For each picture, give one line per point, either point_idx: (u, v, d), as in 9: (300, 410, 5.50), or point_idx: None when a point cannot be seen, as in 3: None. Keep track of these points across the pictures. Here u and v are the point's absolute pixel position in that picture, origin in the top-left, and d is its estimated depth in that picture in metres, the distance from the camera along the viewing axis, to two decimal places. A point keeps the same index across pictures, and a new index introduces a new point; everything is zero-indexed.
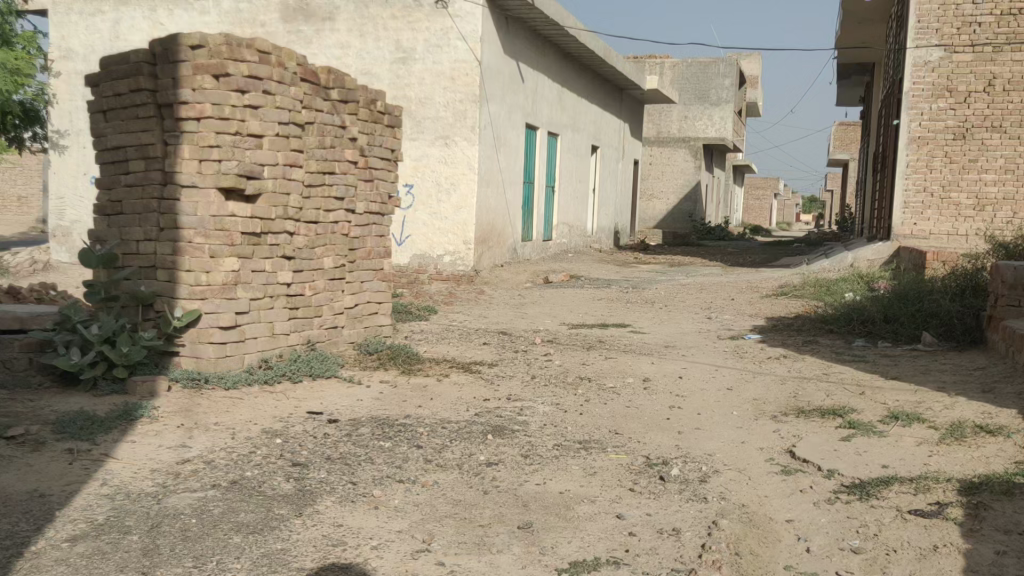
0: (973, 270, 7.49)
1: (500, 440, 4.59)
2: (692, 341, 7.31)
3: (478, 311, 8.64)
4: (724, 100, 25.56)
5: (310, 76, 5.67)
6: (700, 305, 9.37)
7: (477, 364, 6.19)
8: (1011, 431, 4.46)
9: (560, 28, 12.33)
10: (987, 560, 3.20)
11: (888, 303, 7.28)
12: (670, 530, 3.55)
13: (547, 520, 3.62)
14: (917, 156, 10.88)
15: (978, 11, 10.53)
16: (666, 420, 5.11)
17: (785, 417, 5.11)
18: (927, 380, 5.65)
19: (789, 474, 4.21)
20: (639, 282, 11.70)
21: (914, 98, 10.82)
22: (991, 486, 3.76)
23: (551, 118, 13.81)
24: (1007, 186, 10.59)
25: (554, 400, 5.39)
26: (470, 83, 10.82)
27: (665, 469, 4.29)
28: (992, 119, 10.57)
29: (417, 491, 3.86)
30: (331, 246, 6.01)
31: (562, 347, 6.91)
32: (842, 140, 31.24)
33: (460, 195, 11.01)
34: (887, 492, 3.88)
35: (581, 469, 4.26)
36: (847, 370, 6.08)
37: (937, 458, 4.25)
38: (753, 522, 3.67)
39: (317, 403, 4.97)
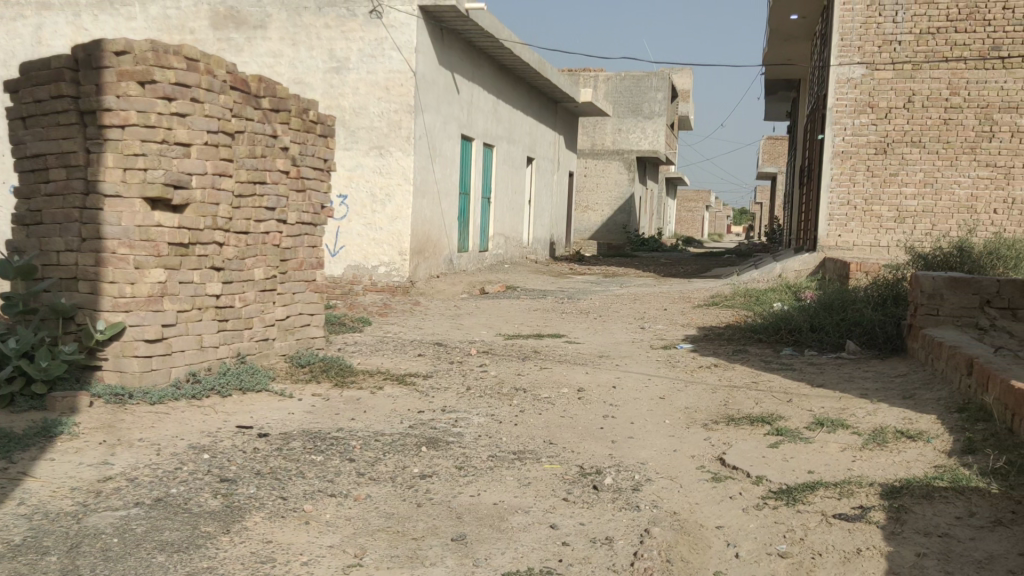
0: (894, 280, 7.75)
1: (435, 452, 4.57)
2: (625, 351, 7.38)
3: (413, 322, 8.60)
4: (658, 112, 25.64)
5: (240, 84, 5.57)
6: (633, 315, 9.49)
7: (412, 375, 6.14)
8: (930, 435, 4.62)
9: (494, 39, 12.38)
10: (908, 562, 3.30)
11: (814, 313, 7.48)
12: (603, 539, 3.58)
13: (482, 531, 3.61)
14: (841, 170, 11.23)
15: (898, 30, 10.92)
16: (600, 430, 5.15)
17: (715, 425, 5.21)
18: (850, 388, 5.82)
19: (718, 481, 4.29)
20: (574, 292, 11.78)
21: (837, 114, 11.19)
22: (911, 490, 3.89)
23: (486, 128, 13.84)
24: (926, 200, 10.97)
25: (489, 411, 5.39)
26: (405, 93, 10.78)
27: (599, 478, 4.33)
28: (912, 134, 10.96)
29: (349, 505, 3.81)
30: (262, 257, 5.90)
31: (497, 357, 6.93)
32: (771, 154, 32.03)
33: (395, 205, 10.95)
34: (812, 496, 3.98)
35: (516, 480, 4.27)
36: (775, 378, 6.21)
37: (860, 462, 4.38)
38: (684, 529, 3.72)
39: (247, 417, 4.87)
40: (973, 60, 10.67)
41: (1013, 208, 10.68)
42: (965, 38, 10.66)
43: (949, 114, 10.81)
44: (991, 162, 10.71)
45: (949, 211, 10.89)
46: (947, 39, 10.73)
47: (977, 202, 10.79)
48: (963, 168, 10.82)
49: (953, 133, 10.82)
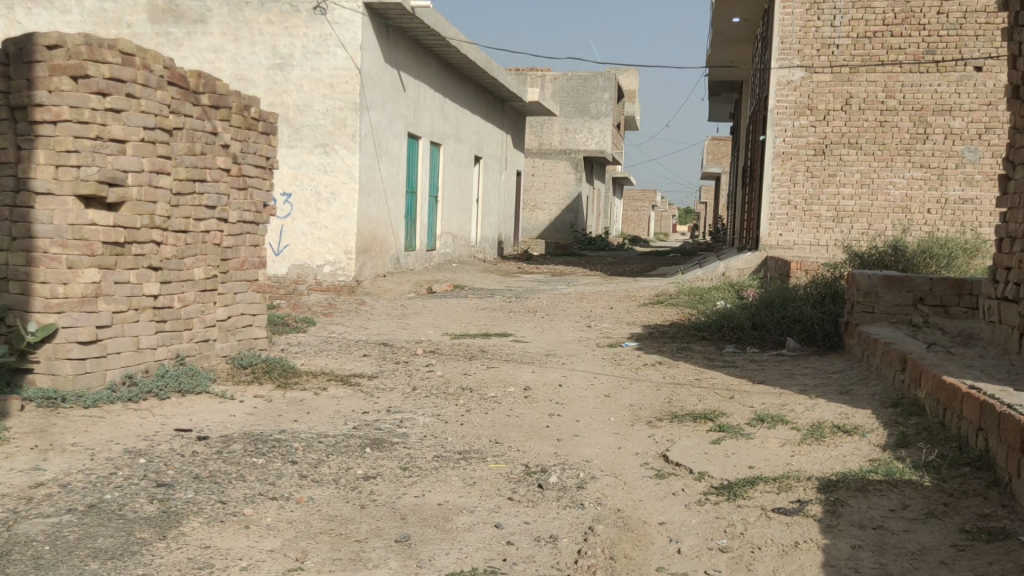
0: (832, 278, 7.91)
1: (379, 453, 4.54)
2: (571, 350, 7.42)
3: (358, 322, 8.53)
4: (604, 112, 25.76)
5: (178, 80, 5.46)
6: (580, 313, 9.55)
7: (356, 376, 6.08)
8: (865, 430, 4.73)
9: (440, 38, 12.33)
10: (844, 554, 3.37)
11: (756, 311, 7.61)
12: (547, 537, 3.59)
13: (426, 532, 3.59)
14: (782, 170, 11.45)
15: (836, 34, 11.17)
16: (545, 428, 5.16)
17: (659, 422, 5.26)
18: (790, 384, 5.94)
19: (661, 478, 4.34)
20: (520, 291, 11.80)
21: (778, 116, 11.39)
22: (847, 484, 3.99)
23: (433, 127, 13.78)
24: (863, 200, 11.24)
25: (435, 411, 5.37)
26: (350, 91, 10.68)
27: (544, 476, 4.34)
28: (849, 136, 11.22)
29: (291, 508, 3.75)
30: (202, 256, 5.79)
31: (443, 357, 6.91)
32: (715, 154, 32.51)
33: (340, 203, 10.84)
34: (752, 491, 4.05)
35: (461, 480, 4.26)
36: (718, 375, 6.31)
37: (799, 457, 4.46)
38: (627, 526, 3.76)
39: (186, 420, 4.77)
40: (908, 63, 10.96)
41: (946, 208, 11.01)
42: (900, 42, 10.95)
43: (885, 116, 11.09)
44: (925, 163, 11.03)
45: (885, 210, 11.19)
46: (883, 43, 11.01)
47: (912, 202, 11.10)
48: (898, 169, 11.12)
49: (889, 135, 11.11)
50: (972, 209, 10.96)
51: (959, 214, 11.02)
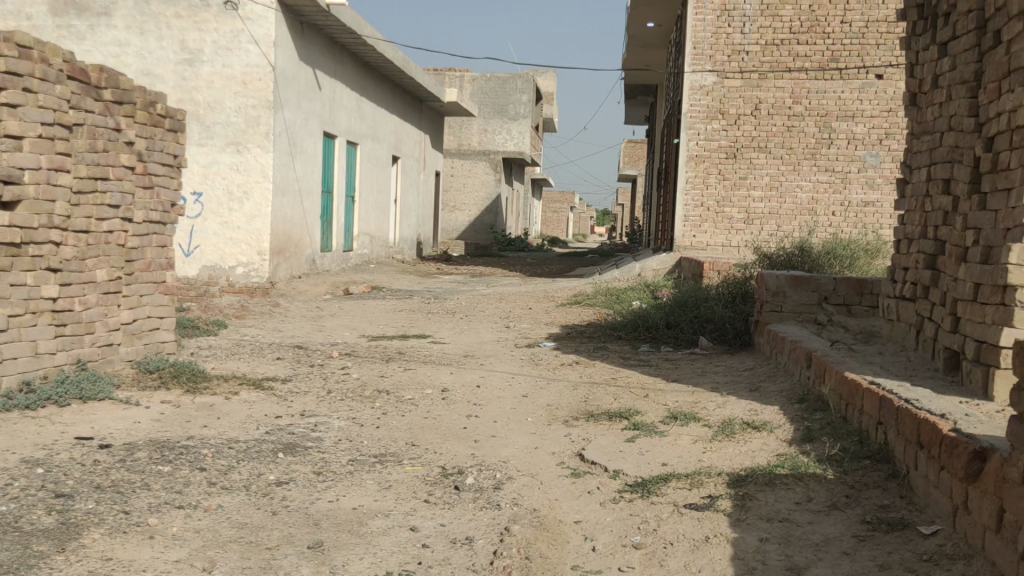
0: (742, 278, 8.11)
1: (292, 458, 4.45)
2: (490, 350, 7.43)
3: (273, 324, 8.36)
4: (521, 115, 25.96)
5: (79, 74, 5.25)
6: (499, 314, 9.57)
7: (269, 380, 5.95)
8: (773, 426, 4.87)
9: (356, 36, 12.17)
10: (752, 547, 3.46)
11: (670, 310, 7.76)
12: (463, 539, 3.58)
13: (339, 537, 3.54)
14: (695, 173, 11.72)
15: (745, 41, 11.47)
16: (462, 430, 5.15)
17: (575, 421, 5.31)
18: (703, 382, 6.07)
19: (577, 477, 4.38)
20: (438, 292, 11.76)
21: (691, 119, 11.65)
22: (755, 478, 4.10)
23: (349, 126, 13.59)
24: (771, 203, 11.62)
25: (350, 414, 5.29)
26: (263, 88, 10.45)
27: (460, 478, 4.33)
28: (759, 140, 11.56)
29: (199, 517, 3.64)
30: (104, 257, 5.57)
31: (359, 359, 6.81)
32: (631, 156, 33.08)
33: (253, 203, 10.60)
34: (664, 488, 4.12)
35: (376, 483, 4.21)
36: (633, 374, 6.41)
37: (710, 454, 4.56)
38: (543, 525, 3.78)
39: (87, 428, 4.58)
40: (813, 70, 11.35)
41: (849, 211, 11.47)
42: (806, 50, 11.32)
43: (792, 121, 11.46)
44: (830, 167, 11.45)
45: (792, 213, 11.59)
46: (790, 51, 11.36)
47: (817, 205, 11.53)
48: (805, 173, 11.52)
49: (796, 140, 11.49)
50: (874, 211, 11.43)
51: (861, 217, 11.49)
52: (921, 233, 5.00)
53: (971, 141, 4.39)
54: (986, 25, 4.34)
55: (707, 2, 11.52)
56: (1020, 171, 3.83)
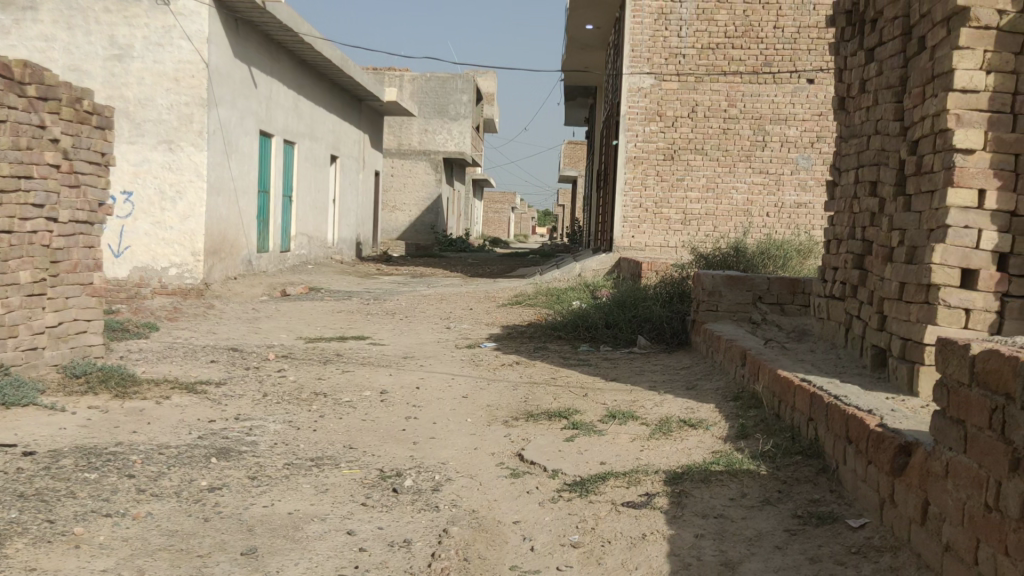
0: (679, 278, 8.23)
1: (226, 463, 4.36)
2: (429, 351, 7.40)
3: (207, 327, 8.17)
4: (462, 116, 25.84)
5: (1, 69, 5.08)
6: (439, 314, 9.55)
7: (203, 383, 5.82)
8: (709, 423, 4.95)
9: (292, 33, 11.98)
10: (687, 544, 3.50)
11: (609, 310, 7.83)
12: (400, 542, 3.55)
13: (274, 543, 3.48)
14: (633, 174, 11.87)
15: (682, 44, 11.63)
16: (401, 432, 5.11)
17: (515, 421, 5.32)
18: (641, 380, 6.14)
19: (516, 477, 4.38)
20: (378, 293, 11.67)
21: (630, 121, 11.78)
22: (691, 476, 4.15)
23: (287, 125, 13.39)
24: (708, 204, 11.83)
25: (287, 418, 5.21)
26: (196, 85, 10.23)
27: (399, 480, 4.29)
28: (695, 142, 11.76)
29: (127, 525, 3.54)
30: (28, 259, 5.38)
31: (297, 362, 6.71)
32: (572, 158, 33.33)
33: (186, 203, 10.37)
34: (602, 487, 4.15)
35: (313, 487, 4.15)
36: (573, 374, 6.45)
37: (648, 452, 4.61)
38: (481, 526, 3.77)
39: (10, 435, 4.42)
40: (747, 74, 11.57)
41: (782, 212, 11.74)
42: (741, 54, 11.53)
43: (728, 124, 11.68)
44: (764, 169, 11.69)
45: (728, 214, 11.82)
46: (726, 54, 11.56)
47: (752, 207, 11.77)
48: (740, 174, 11.74)
49: (731, 142, 11.70)
50: (806, 212, 11.71)
51: (794, 218, 11.76)
52: (849, 234, 5.14)
53: (897, 144, 4.52)
54: (911, 32, 4.47)
55: (644, 6, 11.65)
56: (943, 174, 3.94)
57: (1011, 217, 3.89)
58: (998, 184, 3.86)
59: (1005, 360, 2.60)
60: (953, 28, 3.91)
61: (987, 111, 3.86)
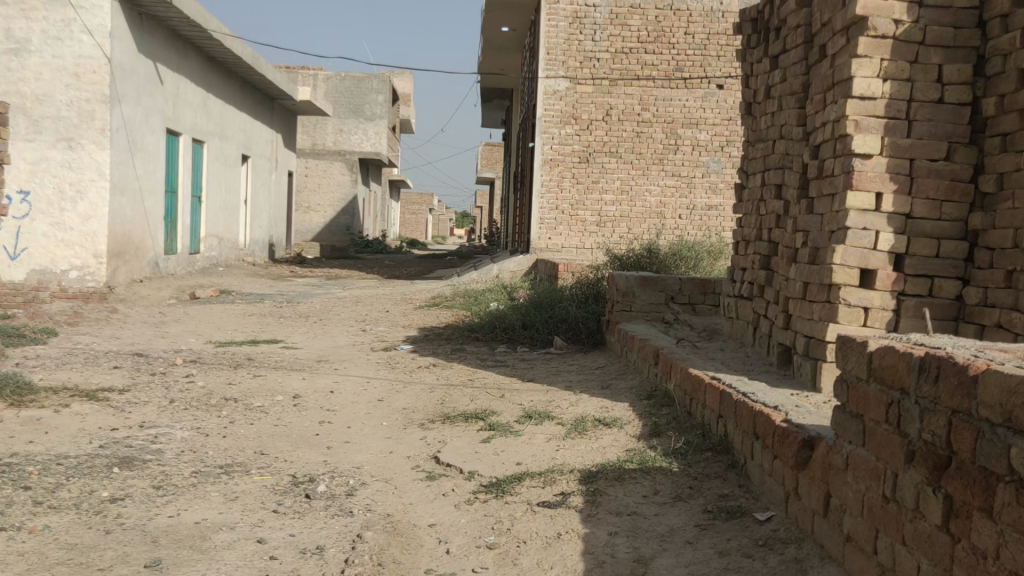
0: (595, 280, 8.37)
1: (129, 472, 4.19)
2: (344, 354, 7.29)
3: (109, 331, 7.86)
4: (379, 115, 25.67)
5: None
6: (354, 317, 9.42)
7: (105, 391, 5.59)
8: (623, 422, 5.02)
9: (201, 29, 11.67)
10: (602, 542, 3.54)
11: (526, 311, 7.87)
12: (313, 549, 3.48)
13: (180, 554, 3.36)
14: (550, 176, 11.99)
15: (596, 48, 11.78)
16: (315, 437, 5.02)
17: (431, 424, 5.28)
18: (558, 381, 6.18)
19: (432, 480, 4.35)
20: (291, 296, 11.44)
21: (545, 124, 11.89)
22: (605, 474, 4.21)
23: (195, 123, 12.98)
24: (622, 206, 12.04)
25: (194, 424, 5.05)
26: (97, 81, 9.84)
27: (312, 486, 4.21)
28: (610, 145, 11.93)
29: (22, 539, 3.37)
30: None
31: (206, 367, 6.52)
32: (489, 159, 33.38)
33: (88, 203, 9.95)
34: (519, 488, 4.16)
35: (221, 495, 4.03)
36: (490, 375, 6.45)
37: (564, 451, 4.64)
38: (396, 531, 3.73)
39: None
40: (660, 79, 11.79)
41: (694, 214, 12.01)
42: (653, 59, 11.75)
43: (641, 127, 11.89)
44: (676, 172, 11.94)
45: (642, 216, 12.06)
46: (638, 59, 11.77)
47: (666, 209, 12.02)
48: (654, 177, 11.97)
49: (644, 145, 11.91)
50: (716, 215, 12.01)
51: (705, 220, 12.05)
52: (757, 236, 5.30)
53: (800, 148, 4.67)
54: (813, 40, 4.63)
55: (559, 9, 11.75)
56: (843, 178, 4.09)
57: (906, 219, 4.06)
58: (894, 187, 4.02)
59: (900, 357, 2.71)
60: (853, 37, 4.06)
61: (884, 117, 4.01)
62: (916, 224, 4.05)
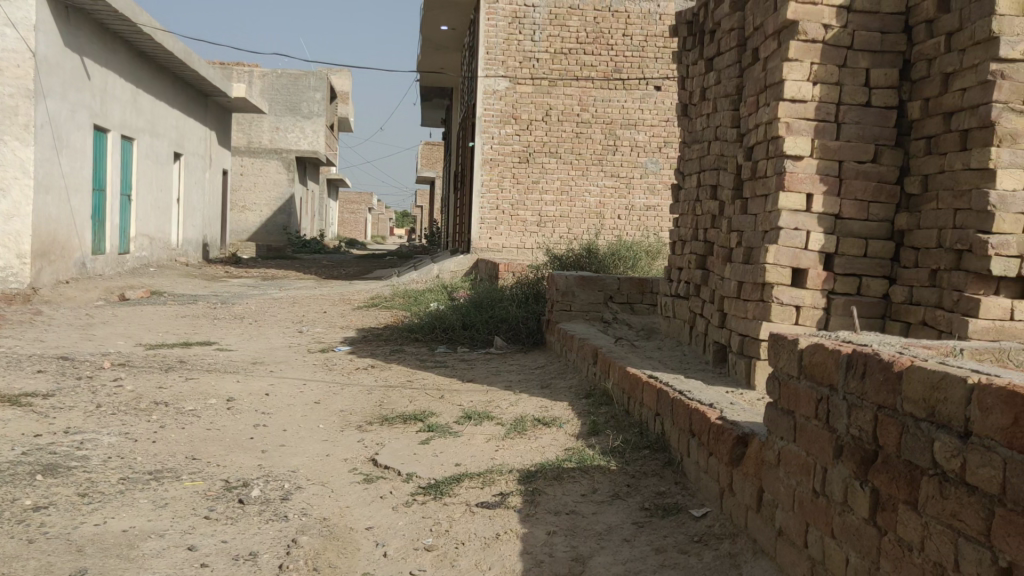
0: (534, 280, 8.40)
1: (53, 480, 4.04)
2: (280, 356, 7.17)
3: (33, 334, 7.58)
4: (316, 112, 25.37)
5: None
6: (291, 318, 9.26)
7: (28, 396, 5.38)
8: (562, 421, 5.03)
9: (132, 23, 11.36)
10: (540, 541, 3.54)
11: (466, 311, 7.85)
12: (246, 555, 3.40)
13: (106, 563, 3.25)
14: (489, 176, 12.00)
15: (535, 48, 11.82)
16: (249, 440, 4.91)
17: (369, 426, 5.22)
18: (498, 381, 6.17)
19: (370, 482, 4.30)
20: (226, 297, 11.22)
21: (485, 123, 11.89)
22: (544, 473, 4.21)
23: (124, 119, 12.62)
24: (562, 206, 12.10)
25: (123, 430, 4.90)
26: (21, 76, 9.50)
27: (245, 491, 4.12)
28: (550, 145, 11.98)
29: None
30: None
31: (135, 370, 6.34)
32: (429, 159, 33.21)
33: (11, 201, 9.60)
34: (457, 488, 4.14)
35: (150, 502, 3.91)
36: (429, 376, 6.41)
37: (503, 451, 4.63)
38: (333, 534, 3.67)
39: None
40: (599, 80, 11.86)
41: (633, 214, 12.13)
42: (592, 60, 11.82)
43: (580, 128, 11.96)
44: (615, 172, 12.04)
45: (581, 216, 12.13)
46: (577, 60, 11.83)
47: (605, 209, 12.11)
48: (593, 177, 12.06)
49: (584, 146, 11.99)
50: (654, 215, 12.15)
51: (643, 220, 12.17)
52: (693, 236, 5.37)
53: (734, 150, 4.74)
54: (746, 43, 4.71)
55: (498, 9, 11.75)
56: (775, 178, 4.16)
57: (836, 219, 4.15)
58: (824, 189, 4.11)
59: (829, 354, 2.77)
60: (784, 41, 4.14)
61: (814, 120, 4.10)
62: (845, 224, 4.14)
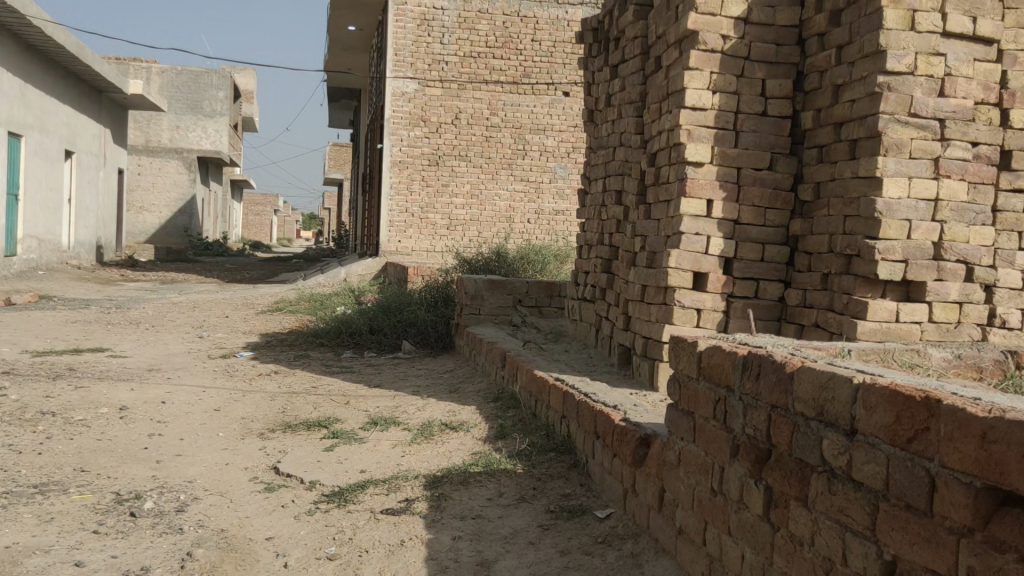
0: (443, 284, 8.35)
1: None
2: (178, 363, 6.92)
3: None
4: (218, 112, 24.71)
5: None
6: (191, 323, 8.95)
7: None
8: (469, 425, 5.01)
9: (20, 15, 10.83)
10: (445, 546, 3.51)
11: (373, 316, 7.75)
12: (137, 570, 3.26)
13: None
14: (399, 178, 11.94)
15: (444, 51, 11.80)
16: (143, 450, 4.72)
17: (271, 433, 5.09)
18: (404, 385, 6.11)
19: (271, 491, 4.18)
20: (121, 301, 10.77)
21: (394, 125, 11.83)
22: (450, 478, 4.18)
23: (11, 115, 11.99)
24: (472, 209, 12.11)
25: (5, 441, 4.63)
26: None
27: (138, 503, 3.95)
28: (459, 148, 11.98)
29: None
30: None
31: (21, 378, 6.01)
32: (338, 161, 32.70)
33: None
34: (362, 495, 4.07)
35: (34, 517, 3.70)
36: (334, 382, 6.28)
37: (409, 457, 4.58)
38: (230, 546, 3.55)
39: None
40: (508, 84, 11.89)
41: (542, 218, 12.20)
42: (501, 64, 11.84)
43: (490, 131, 11.99)
44: (525, 176, 12.09)
45: (491, 220, 12.14)
46: (486, 63, 11.84)
47: (514, 212, 12.14)
48: (502, 181, 12.09)
49: (493, 149, 12.03)
50: (563, 219, 12.25)
51: (552, 224, 12.25)
52: (599, 240, 5.44)
53: (638, 155, 4.83)
54: (649, 51, 4.80)
55: (407, 11, 11.69)
56: (677, 184, 4.25)
57: (735, 225, 4.27)
58: (723, 195, 4.22)
59: (726, 356, 2.84)
60: (685, 50, 4.24)
61: (713, 128, 4.21)
62: (743, 230, 4.26)
